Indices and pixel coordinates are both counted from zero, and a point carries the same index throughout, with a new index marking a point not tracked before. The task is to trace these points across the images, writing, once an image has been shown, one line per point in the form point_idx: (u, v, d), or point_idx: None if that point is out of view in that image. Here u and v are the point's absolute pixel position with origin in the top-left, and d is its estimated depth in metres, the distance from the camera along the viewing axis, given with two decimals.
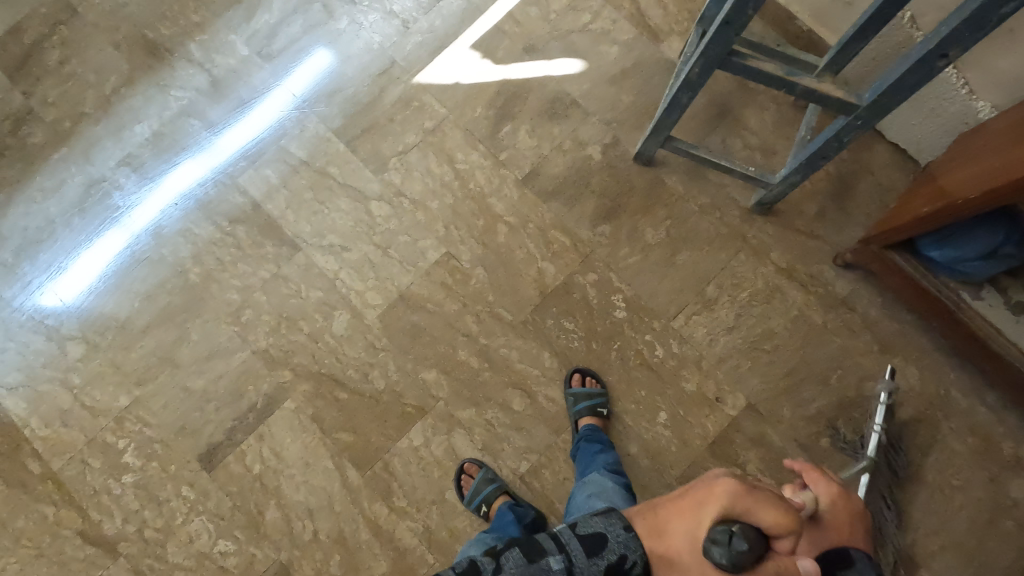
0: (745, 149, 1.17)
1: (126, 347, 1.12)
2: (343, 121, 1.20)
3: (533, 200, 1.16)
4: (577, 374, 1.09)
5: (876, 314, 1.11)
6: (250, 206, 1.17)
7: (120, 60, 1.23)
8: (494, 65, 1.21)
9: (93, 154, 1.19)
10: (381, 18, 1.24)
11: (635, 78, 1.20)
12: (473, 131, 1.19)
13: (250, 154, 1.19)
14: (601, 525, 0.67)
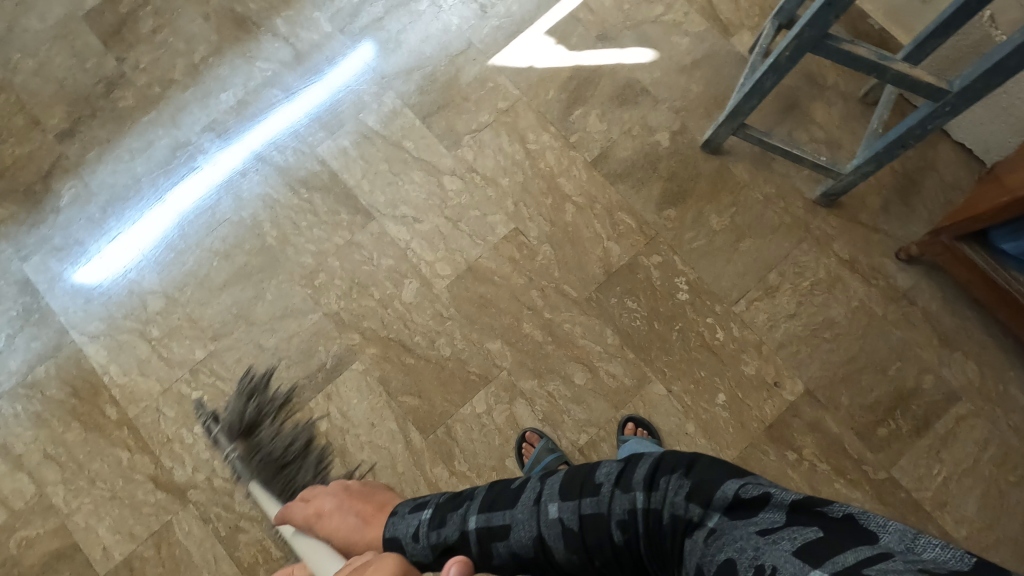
0: (811, 142, 1.20)
1: (204, 303, 1.17)
2: (419, 97, 1.24)
3: (601, 181, 1.19)
4: (630, 423, 1.08)
5: (937, 308, 1.12)
6: (327, 175, 1.21)
7: (210, 31, 1.29)
8: (568, 51, 1.25)
9: (180, 118, 1.25)
10: (459, 2, 1.28)
11: (705, 69, 1.23)
12: (545, 113, 1.23)
13: (328, 125, 1.24)
14: None
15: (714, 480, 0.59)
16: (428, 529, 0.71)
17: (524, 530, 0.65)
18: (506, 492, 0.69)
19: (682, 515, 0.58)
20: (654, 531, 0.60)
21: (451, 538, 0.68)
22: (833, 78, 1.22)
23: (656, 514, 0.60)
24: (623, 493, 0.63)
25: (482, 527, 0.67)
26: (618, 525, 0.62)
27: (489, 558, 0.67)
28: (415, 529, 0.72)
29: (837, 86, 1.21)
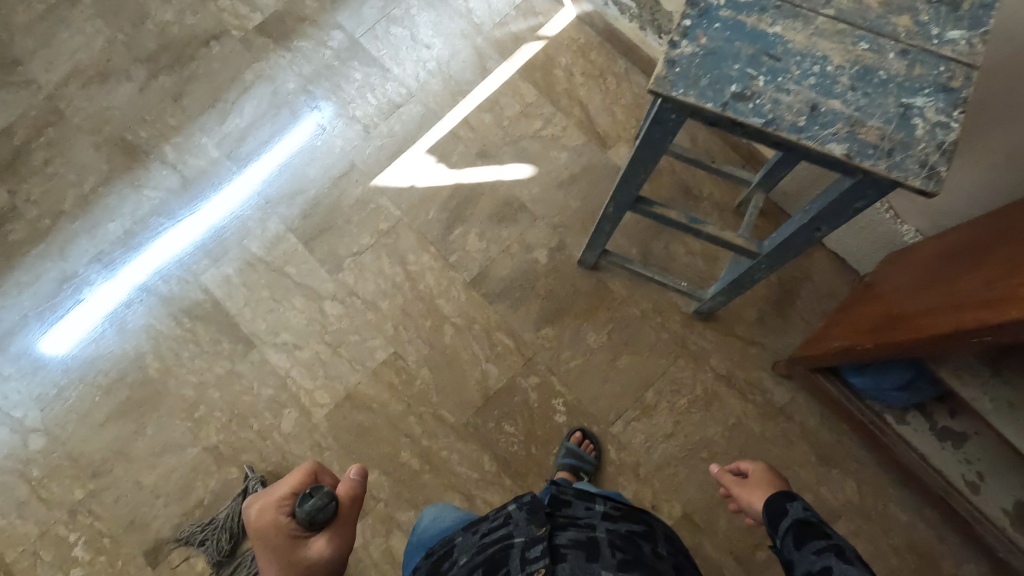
0: (687, 255, 1.20)
1: (85, 440, 1.17)
2: (302, 221, 1.26)
3: (480, 302, 1.20)
4: (578, 433, 1.12)
5: (815, 424, 1.11)
6: (210, 303, 1.22)
7: (100, 161, 1.31)
8: (449, 170, 1.27)
9: (68, 250, 1.26)
10: (343, 122, 1.30)
11: (582, 183, 1.25)
12: (425, 233, 1.24)
13: (212, 252, 1.25)
14: None
15: None
16: (809, 517, 0.70)
17: (850, 568, 0.60)
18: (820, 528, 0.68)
19: None
20: None
21: (794, 516, 0.71)
22: (708, 189, 1.23)
23: None
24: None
25: (834, 546, 0.64)
26: None
27: (810, 552, 0.65)
28: (804, 511, 0.71)
29: (712, 197, 1.22)
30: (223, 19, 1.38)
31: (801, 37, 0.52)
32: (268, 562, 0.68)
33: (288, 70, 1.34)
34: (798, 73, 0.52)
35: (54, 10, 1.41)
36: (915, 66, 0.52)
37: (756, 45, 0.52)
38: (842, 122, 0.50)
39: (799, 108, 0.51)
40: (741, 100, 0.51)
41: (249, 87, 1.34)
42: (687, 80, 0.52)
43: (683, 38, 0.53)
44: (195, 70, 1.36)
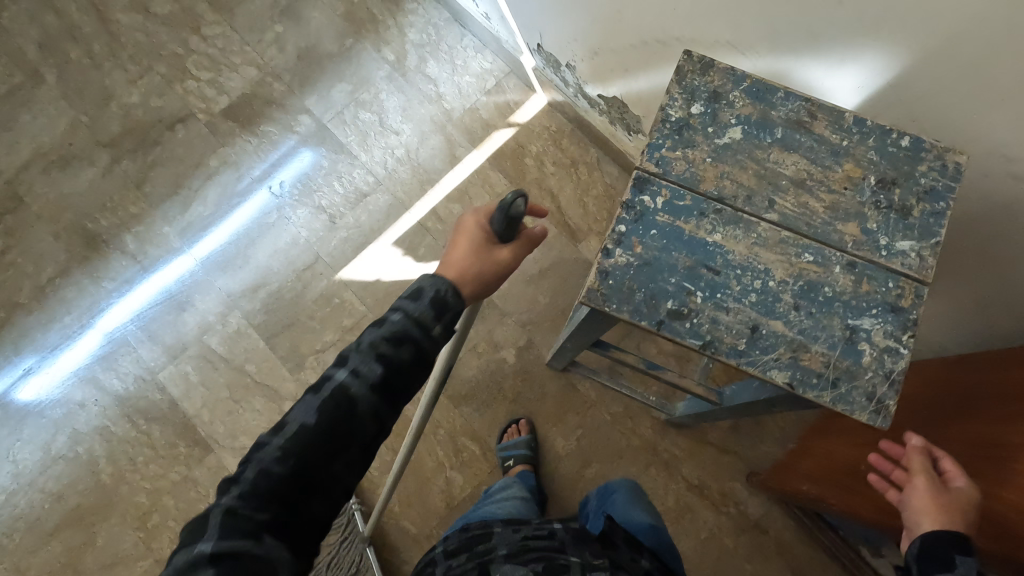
0: (658, 356, 1.17)
1: (32, 551, 1.12)
2: (265, 316, 1.22)
3: (445, 404, 1.16)
4: None
5: (790, 539, 1.07)
6: (168, 403, 1.19)
7: (59, 250, 1.28)
8: (415, 263, 1.24)
9: (24, 346, 1.23)
10: (310, 212, 1.27)
11: (552, 278, 1.22)
12: None
13: (172, 348, 1.21)
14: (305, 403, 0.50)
15: None
16: None
17: None
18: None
19: None
20: None
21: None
22: None
23: None
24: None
25: None
26: None
27: None
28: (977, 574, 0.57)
29: None
30: (189, 102, 1.36)
31: (741, 250, 0.62)
32: (452, 255, 0.60)
33: (254, 157, 1.32)
34: (740, 288, 0.61)
35: (17, 90, 1.38)
36: (864, 281, 0.60)
37: (696, 257, 0.62)
38: (784, 346, 0.59)
39: (739, 329, 0.60)
40: (679, 320, 0.60)
41: (214, 174, 1.31)
42: (618, 294, 0.61)
43: (620, 247, 0.62)
44: (158, 155, 1.33)
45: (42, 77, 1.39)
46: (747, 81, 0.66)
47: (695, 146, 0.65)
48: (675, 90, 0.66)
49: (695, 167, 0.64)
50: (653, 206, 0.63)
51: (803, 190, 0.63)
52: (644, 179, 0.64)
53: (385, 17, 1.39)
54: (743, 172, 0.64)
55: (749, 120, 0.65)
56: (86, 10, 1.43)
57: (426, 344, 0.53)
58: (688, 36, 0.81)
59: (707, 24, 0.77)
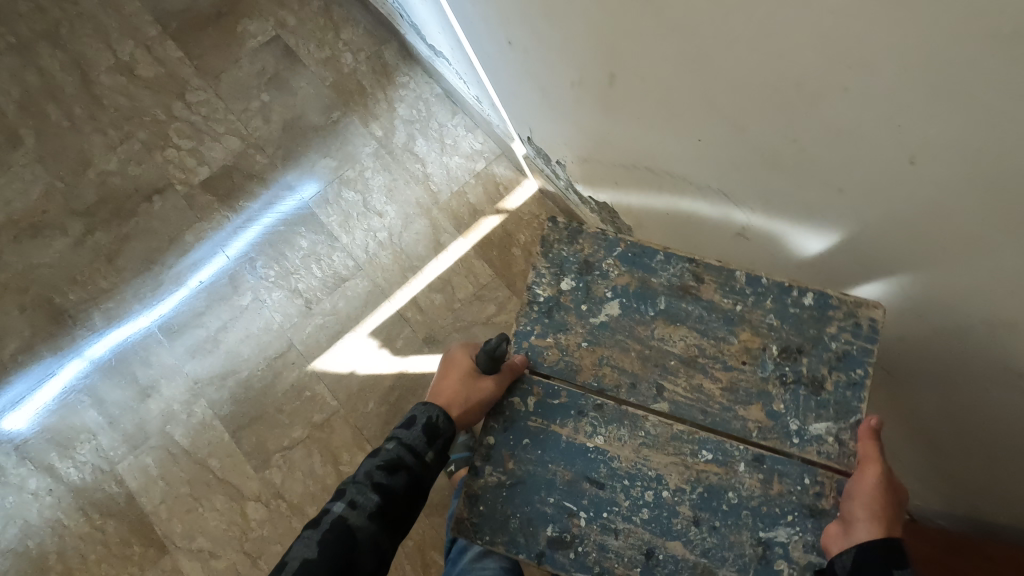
0: None
1: None
2: (232, 407, 1.16)
3: None
4: None
5: None
6: (124, 497, 1.13)
7: (24, 324, 1.23)
8: (392, 356, 1.18)
9: None
10: (285, 296, 1.22)
11: None
12: (362, 428, 1.14)
13: (133, 436, 1.16)
14: (299, 551, 0.63)
15: None
16: None
17: None
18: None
19: None
20: None
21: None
22: None
23: None
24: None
25: None
26: None
27: None
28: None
29: None
30: (169, 171, 1.31)
31: (627, 456, 0.67)
32: (445, 382, 0.74)
33: (231, 234, 1.27)
34: (630, 500, 0.66)
35: None
36: (775, 481, 0.64)
37: (576, 466, 0.67)
38: (687, 570, 0.63)
39: (632, 555, 0.64)
40: (561, 549, 0.65)
41: (189, 250, 1.26)
42: (495, 519, 0.67)
43: (491, 463, 0.68)
44: (133, 227, 1.28)
45: (20, 140, 1.35)
46: (622, 248, 0.74)
47: (568, 329, 0.72)
48: (542, 267, 0.75)
49: (569, 354, 0.72)
50: (525, 408, 0.70)
51: (694, 369, 0.69)
52: (527, 363, 0.72)
53: (375, 90, 1.34)
54: (625, 356, 0.70)
55: (627, 294, 0.72)
56: (70, 70, 1.39)
57: (416, 470, 0.69)
58: (678, 173, 0.75)
59: (699, 169, 0.71)
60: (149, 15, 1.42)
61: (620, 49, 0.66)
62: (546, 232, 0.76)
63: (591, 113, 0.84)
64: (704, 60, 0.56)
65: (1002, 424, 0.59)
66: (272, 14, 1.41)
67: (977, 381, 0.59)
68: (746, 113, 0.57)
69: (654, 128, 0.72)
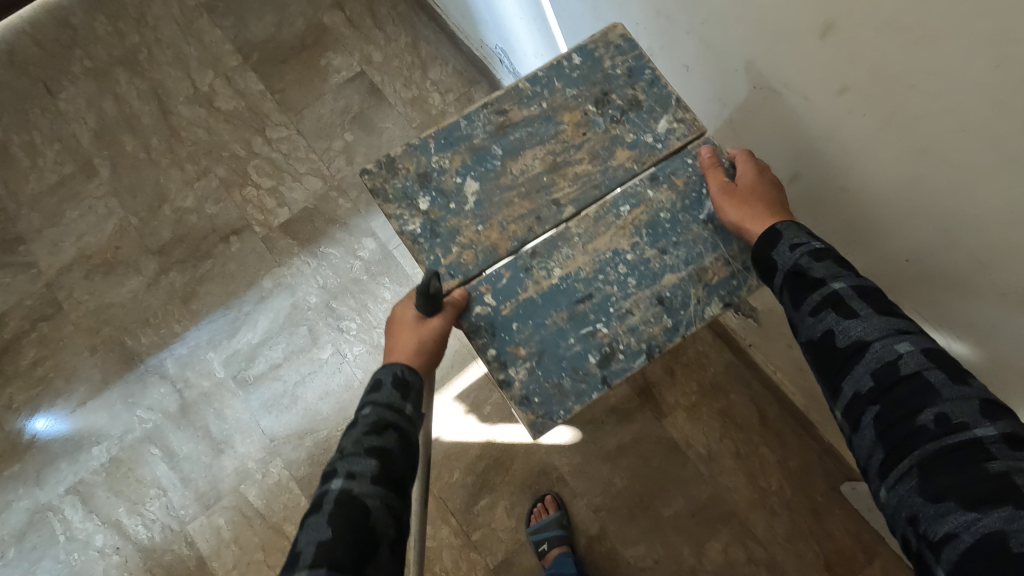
0: (749, 564, 1.03)
1: None
2: (309, 468, 1.11)
3: None
4: None
5: None
6: (195, 560, 1.07)
7: (94, 367, 1.18)
8: (480, 423, 1.11)
9: (45, 476, 1.12)
10: (366, 351, 1.16)
11: (632, 457, 1.08)
12: (447, 500, 1.08)
13: (205, 494, 1.10)
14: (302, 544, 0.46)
15: (958, 365, 0.45)
16: (800, 258, 0.54)
17: (856, 324, 0.49)
18: (805, 281, 0.53)
19: (891, 388, 0.45)
20: (914, 391, 0.44)
21: (783, 265, 0.55)
22: (778, 481, 1.06)
23: (894, 370, 0.46)
24: (884, 341, 0.47)
25: (833, 294, 0.50)
26: (882, 362, 0.46)
27: (809, 313, 0.51)
28: (793, 251, 0.55)
29: (782, 491, 1.06)
30: (247, 212, 1.26)
31: (583, 263, 0.62)
32: (396, 342, 0.61)
33: (311, 280, 1.21)
34: (616, 284, 0.61)
35: (67, 182, 1.30)
36: (674, 181, 0.64)
37: (565, 305, 0.61)
38: (692, 284, 0.61)
39: (654, 314, 0.60)
40: (611, 361, 0.59)
41: (267, 295, 1.21)
42: (557, 399, 0.58)
43: (509, 366, 0.59)
44: (209, 268, 1.23)
45: (95, 170, 1.30)
46: (434, 143, 0.65)
47: (462, 230, 0.62)
48: (395, 212, 0.63)
49: (479, 242, 0.62)
50: (495, 309, 0.60)
51: (563, 168, 0.64)
52: (469, 294, 0.61)
53: None
54: (513, 206, 0.63)
55: (471, 167, 0.64)
56: (149, 100, 1.35)
57: (406, 427, 0.55)
58: None
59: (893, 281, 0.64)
60: (230, 44, 1.38)
61: (826, 154, 0.61)
62: (369, 188, 0.64)
63: None
64: (957, 194, 0.50)
65: None
66: (358, 48, 1.36)
67: None
68: (1002, 248, 0.50)
69: (844, 234, 0.65)
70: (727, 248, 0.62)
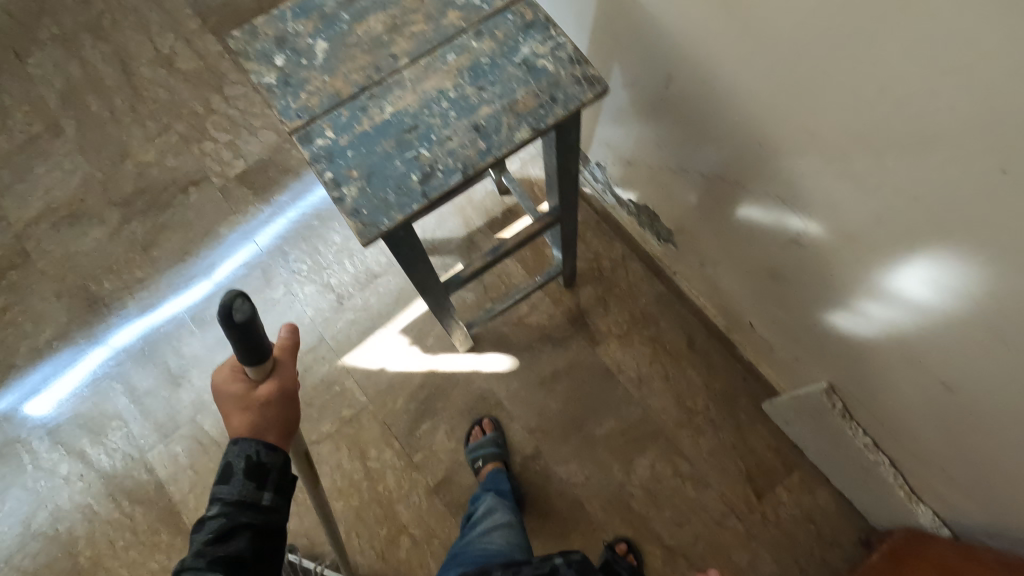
0: (674, 478, 1.09)
1: None
2: None
3: (441, 511, 1.10)
4: None
5: None
6: (153, 485, 1.14)
7: (60, 311, 1.24)
8: (423, 354, 1.18)
9: (14, 410, 1.19)
10: (316, 291, 1.22)
11: (566, 382, 1.14)
12: (391, 425, 1.14)
13: (164, 424, 1.17)
14: None
15: None
16: None
17: None
18: None
19: None
20: None
21: None
22: (703, 401, 1.12)
23: None
24: None
25: None
26: None
27: None
28: None
29: (707, 411, 1.11)
30: (205, 164, 1.32)
31: (413, 101, 0.57)
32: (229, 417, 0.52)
33: (265, 227, 1.27)
34: (440, 116, 0.56)
35: (35, 141, 1.36)
36: (494, 31, 0.60)
37: (393, 135, 0.55)
38: (504, 114, 0.56)
39: (469, 138, 0.55)
40: (431, 180, 0.54)
41: (223, 242, 1.27)
42: (383, 212, 0.53)
43: (342, 187, 0.54)
44: (169, 218, 1.29)
45: (61, 129, 1.37)
46: (288, 12, 0.62)
47: (311, 79, 0.58)
48: (256, 70, 0.59)
49: (326, 87, 0.57)
50: (333, 139, 0.55)
51: (399, 28, 0.60)
52: (305, 131, 0.55)
53: None
54: (357, 59, 0.59)
55: (322, 30, 0.61)
56: (112, 62, 1.41)
57: (262, 521, 0.51)
58: (731, 176, 0.74)
59: (754, 168, 0.69)
60: (190, 9, 1.44)
61: (680, 49, 0.67)
62: (234, 48, 0.60)
63: (637, 114, 0.83)
64: (779, 67, 0.55)
65: (901, 290, 0.61)
66: None
67: (873, 245, 0.60)
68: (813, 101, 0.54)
69: (710, 123, 0.70)
70: (537, 82, 0.57)
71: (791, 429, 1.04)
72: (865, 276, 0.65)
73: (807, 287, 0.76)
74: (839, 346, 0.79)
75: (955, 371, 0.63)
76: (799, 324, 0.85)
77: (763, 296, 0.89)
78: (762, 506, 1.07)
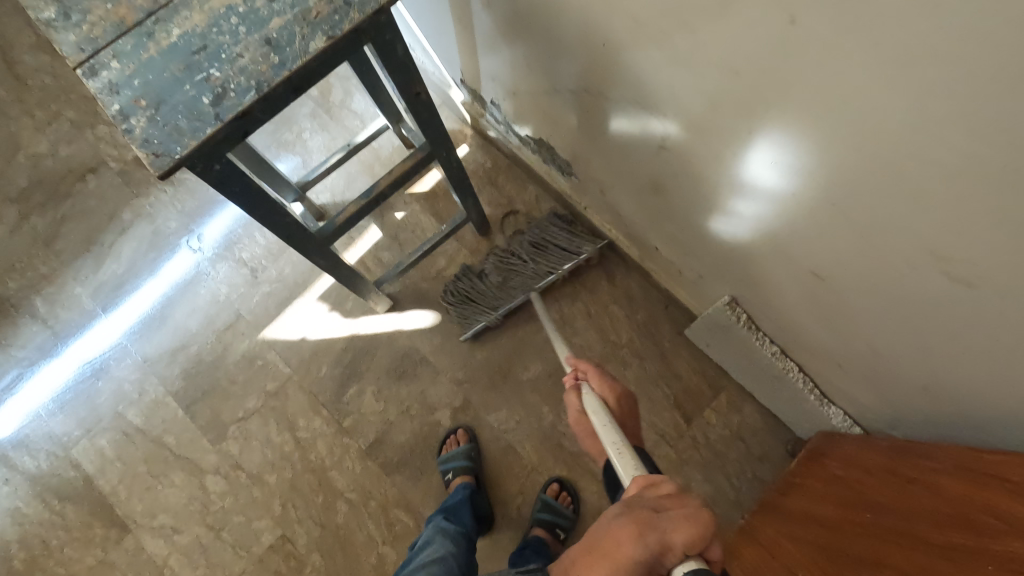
0: None
1: None
2: (184, 383, 1.14)
3: (376, 472, 1.08)
4: None
5: None
6: (82, 480, 1.11)
7: None
8: (343, 319, 1.16)
9: None
10: (229, 266, 1.19)
11: (490, 330, 1.13)
12: (317, 393, 1.12)
13: (86, 418, 1.14)
14: None
15: None
16: None
17: None
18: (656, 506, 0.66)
19: None
20: None
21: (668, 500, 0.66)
22: (627, 334, 1.11)
23: None
24: None
25: None
26: None
27: None
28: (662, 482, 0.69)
29: (631, 343, 1.11)
30: (100, 150, 1.27)
31: (199, 18, 0.49)
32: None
33: (169, 208, 1.23)
34: (230, 34, 0.49)
35: None
36: None
37: (180, 59, 0.48)
38: (297, 24, 0.49)
39: (261, 54, 0.48)
40: (222, 102, 0.48)
41: (128, 228, 1.22)
42: (176, 138, 0.47)
43: (128, 117, 0.47)
44: (70, 208, 1.24)
45: None
46: None
47: (89, 8, 0.49)
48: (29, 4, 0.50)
49: (109, 14, 0.49)
50: (119, 70, 0.48)
51: None
52: (86, 67, 0.48)
53: None
54: None
55: None
56: None
57: None
58: (592, 87, 0.72)
59: (606, 71, 0.66)
60: None
61: None
62: None
63: (502, 38, 0.80)
64: None
65: (754, 176, 0.60)
66: None
67: (717, 130, 0.59)
68: None
69: (562, 29, 0.66)
70: None
71: (708, 349, 1.04)
72: (722, 167, 0.63)
73: (686, 195, 0.75)
74: (727, 254, 0.79)
75: (818, 256, 0.62)
76: (691, 238, 0.84)
77: (657, 215, 0.87)
78: (693, 430, 1.07)
